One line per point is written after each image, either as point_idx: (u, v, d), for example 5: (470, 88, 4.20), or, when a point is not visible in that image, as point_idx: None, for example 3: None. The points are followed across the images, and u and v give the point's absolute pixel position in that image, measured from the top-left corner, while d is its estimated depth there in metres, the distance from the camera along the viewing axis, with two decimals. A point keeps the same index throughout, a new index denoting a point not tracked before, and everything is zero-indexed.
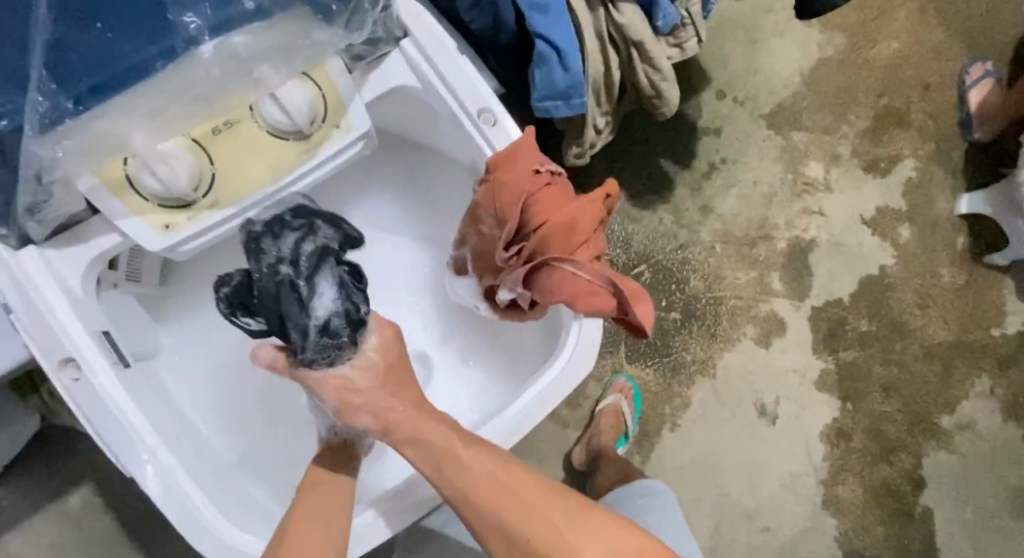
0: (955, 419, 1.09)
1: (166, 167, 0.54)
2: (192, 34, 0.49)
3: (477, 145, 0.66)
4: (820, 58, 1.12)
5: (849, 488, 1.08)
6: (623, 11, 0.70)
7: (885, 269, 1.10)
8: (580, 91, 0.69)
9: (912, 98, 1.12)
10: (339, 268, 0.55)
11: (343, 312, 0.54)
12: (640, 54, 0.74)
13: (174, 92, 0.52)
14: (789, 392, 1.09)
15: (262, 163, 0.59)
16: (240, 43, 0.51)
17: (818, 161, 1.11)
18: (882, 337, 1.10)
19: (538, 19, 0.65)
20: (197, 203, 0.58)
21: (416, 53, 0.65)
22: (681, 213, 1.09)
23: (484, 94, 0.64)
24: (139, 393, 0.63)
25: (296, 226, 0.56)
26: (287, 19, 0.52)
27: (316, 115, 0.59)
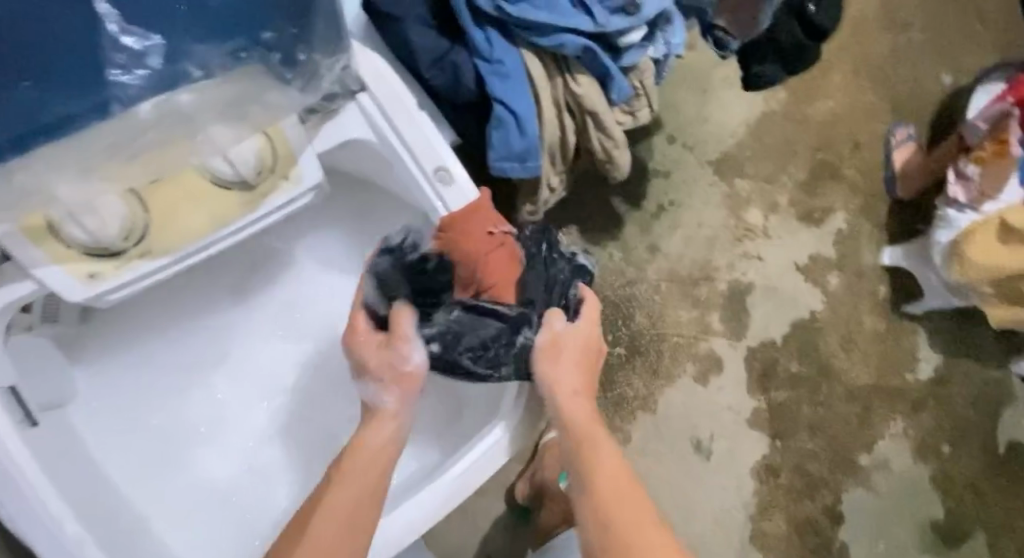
0: (872, 457, 1.16)
1: (95, 218, 0.53)
2: (128, 91, 0.45)
3: (430, 202, 0.66)
4: (764, 111, 1.17)
5: (776, 523, 1.12)
6: (580, 81, 0.68)
7: (815, 314, 1.16)
8: (536, 154, 0.69)
9: (845, 154, 1.19)
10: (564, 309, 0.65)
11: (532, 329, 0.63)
12: (595, 123, 0.72)
13: (109, 145, 0.49)
14: (723, 429, 1.13)
15: (201, 212, 0.59)
16: (186, 101, 0.50)
17: (758, 209, 1.16)
18: (809, 378, 1.16)
19: (498, 84, 0.65)
20: (127, 251, 0.57)
21: (374, 107, 0.65)
22: (630, 251, 1.12)
23: (441, 152, 0.65)
24: (50, 459, 0.59)
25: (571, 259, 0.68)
26: (246, 75, 0.52)
27: (264, 165, 0.60)
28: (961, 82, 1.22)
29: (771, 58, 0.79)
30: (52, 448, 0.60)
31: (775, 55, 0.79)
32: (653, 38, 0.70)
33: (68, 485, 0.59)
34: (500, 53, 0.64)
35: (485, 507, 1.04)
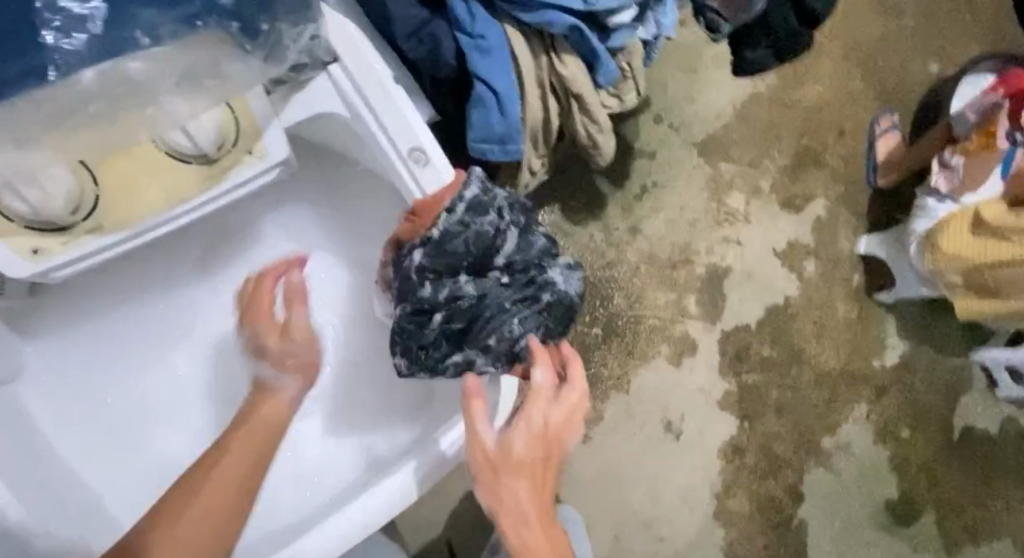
0: (835, 440, 1.20)
1: (37, 191, 0.50)
2: (62, 58, 0.42)
3: (404, 185, 0.63)
4: (752, 94, 1.16)
5: (739, 500, 1.16)
6: (566, 63, 0.66)
7: (789, 300, 1.18)
8: (517, 137, 0.66)
9: (828, 141, 1.19)
10: (533, 312, 0.63)
11: (489, 328, 0.62)
12: (579, 108, 0.70)
13: (47, 119, 0.47)
14: (694, 410, 1.14)
15: (157, 186, 0.57)
16: (134, 68, 0.47)
17: (740, 193, 1.16)
18: (780, 362, 1.18)
19: (479, 61, 0.61)
20: (75, 226, 0.55)
21: (346, 80, 0.62)
22: (611, 230, 1.11)
23: (417, 132, 0.62)
24: None
25: (553, 267, 0.65)
26: (203, 43, 0.50)
27: (226, 140, 0.57)
28: (947, 72, 1.22)
29: (763, 43, 0.76)
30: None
31: (769, 43, 0.76)
32: (643, 19, 0.68)
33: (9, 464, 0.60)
34: (482, 28, 0.61)
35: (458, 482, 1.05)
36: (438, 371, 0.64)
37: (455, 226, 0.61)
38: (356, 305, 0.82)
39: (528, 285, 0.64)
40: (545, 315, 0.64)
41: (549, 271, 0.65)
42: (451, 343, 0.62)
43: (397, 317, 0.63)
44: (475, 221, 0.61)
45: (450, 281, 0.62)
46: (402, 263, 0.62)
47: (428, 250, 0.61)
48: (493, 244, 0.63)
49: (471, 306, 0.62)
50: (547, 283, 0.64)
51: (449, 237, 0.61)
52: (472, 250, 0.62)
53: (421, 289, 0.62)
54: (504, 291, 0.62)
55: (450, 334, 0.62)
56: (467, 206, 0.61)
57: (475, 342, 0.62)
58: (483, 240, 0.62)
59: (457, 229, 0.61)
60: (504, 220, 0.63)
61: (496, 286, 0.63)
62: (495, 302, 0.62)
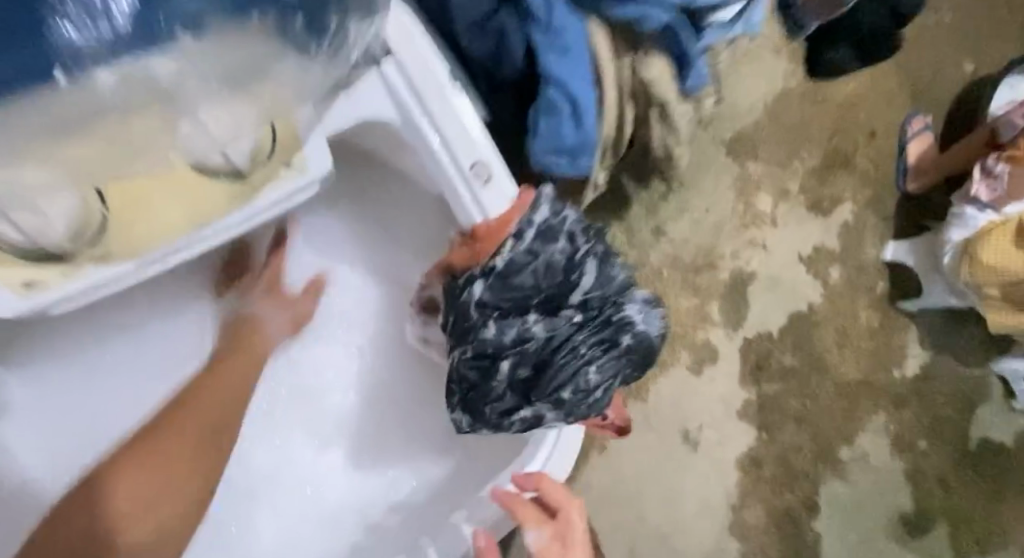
0: (852, 451, 1.17)
1: (34, 217, 0.44)
2: (74, 53, 0.34)
3: (460, 200, 0.60)
4: (784, 89, 1.10)
5: (754, 513, 1.12)
6: (653, 62, 0.63)
7: (813, 307, 1.14)
8: (589, 150, 0.63)
9: (859, 141, 1.14)
10: (608, 355, 0.61)
11: (559, 369, 0.60)
12: (659, 113, 0.67)
13: (50, 130, 0.37)
14: (712, 421, 1.10)
15: (179, 207, 0.51)
16: (169, 69, 0.39)
17: (767, 195, 1.11)
18: (800, 371, 1.14)
19: (556, 63, 0.58)
20: (79, 258, 0.50)
21: (401, 80, 0.57)
22: (634, 233, 1.05)
23: (478, 144, 0.58)
24: None
25: (633, 305, 0.62)
26: (247, 41, 0.42)
27: (261, 151, 0.51)
28: (982, 71, 1.17)
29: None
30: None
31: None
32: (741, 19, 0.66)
33: None
34: (562, 26, 0.57)
35: None
36: (501, 424, 0.62)
37: (523, 255, 0.59)
38: (389, 326, 0.85)
39: (603, 324, 0.61)
40: (623, 356, 0.61)
41: (625, 308, 0.62)
42: (519, 391, 0.60)
43: (458, 361, 0.61)
44: (545, 250, 0.59)
45: (517, 321, 0.60)
46: (463, 297, 0.61)
47: (492, 282, 0.59)
48: (566, 279, 0.60)
49: (541, 345, 0.60)
50: (624, 323, 0.61)
51: (515, 269, 0.59)
52: (541, 283, 0.60)
53: (484, 329, 0.60)
54: (577, 330, 0.60)
55: (518, 381, 0.60)
56: (536, 232, 0.59)
57: (544, 382, 0.60)
58: (552, 269, 0.60)
59: (524, 259, 0.59)
60: (577, 249, 0.61)
61: (569, 326, 0.60)
62: (566, 343, 0.60)
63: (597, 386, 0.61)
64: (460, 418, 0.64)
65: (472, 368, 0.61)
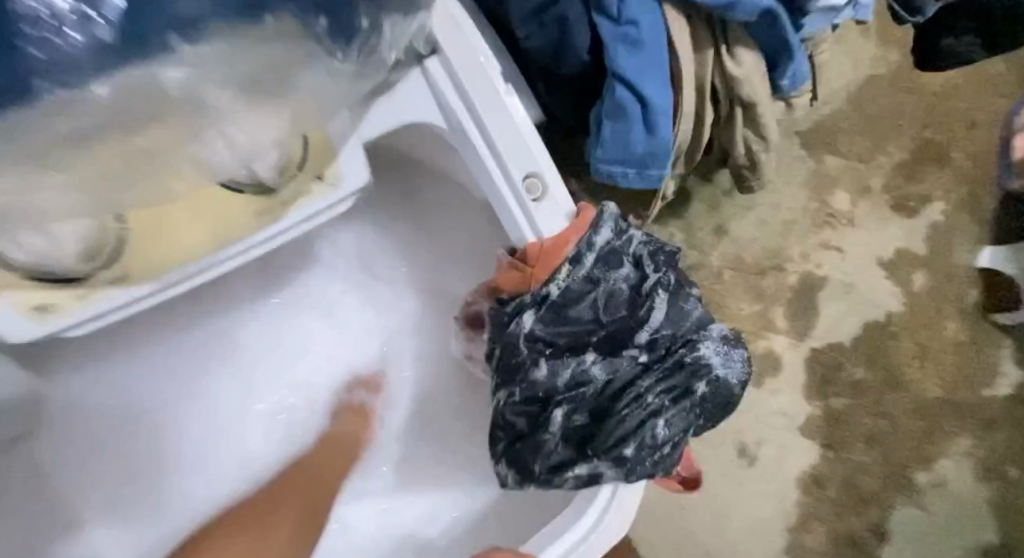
0: (930, 476, 1.06)
1: (43, 239, 0.42)
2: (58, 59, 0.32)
3: (511, 219, 0.52)
4: (870, 76, 0.99)
5: (816, 537, 1.03)
6: (741, 60, 0.51)
7: (891, 317, 1.03)
8: (663, 160, 0.51)
9: (956, 133, 1.02)
10: (676, 401, 0.50)
11: (617, 420, 0.49)
12: (743, 117, 0.55)
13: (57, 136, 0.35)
14: (772, 436, 1.02)
15: (199, 227, 0.47)
16: (175, 77, 0.36)
17: (846, 192, 1.00)
18: (874, 387, 1.04)
19: (624, 53, 0.47)
20: (94, 275, 0.47)
21: (446, 81, 0.51)
22: (695, 232, 0.97)
23: (535, 154, 0.51)
24: None
25: (713, 344, 0.51)
26: (269, 39, 0.38)
27: (289, 165, 0.47)
28: None
29: (967, 25, 0.58)
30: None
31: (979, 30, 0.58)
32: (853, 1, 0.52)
33: None
34: (631, 11, 0.47)
35: None
36: (553, 482, 0.52)
37: (580, 282, 0.50)
38: (425, 339, 0.80)
39: (675, 369, 0.50)
40: (696, 403, 0.50)
41: (702, 348, 0.51)
42: (573, 443, 0.50)
43: (502, 406, 0.52)
44: (607, 276, 0.51)
45: (573, 361, 0.50)
46: (510, 330, 0.51)
47: (544, 313, 0.50)
48: (632, 313, 0.51)
49: (597, 391, 0.50)
50: (700, 367, 0.50)
51: (571, 298, 0.50)
52: (601, 316, 0.50)
53: (533, 370, 0.50)
54: (643, 376, 0.50)
55: (572, 431, 0.50)
56: (597, 256, 0.50)
57: (598, 436, 0.50)
58: (613, 301, 0.51)
59: (582, 286, 0.50)
60: (644, 277, 0.51)
61: (634, 369, 0.50)
62: (631, 388, 0.50)
63: (666, 443, 0.50)
64: (504, 473, 0.54)
65: (520, 417, 0.52)
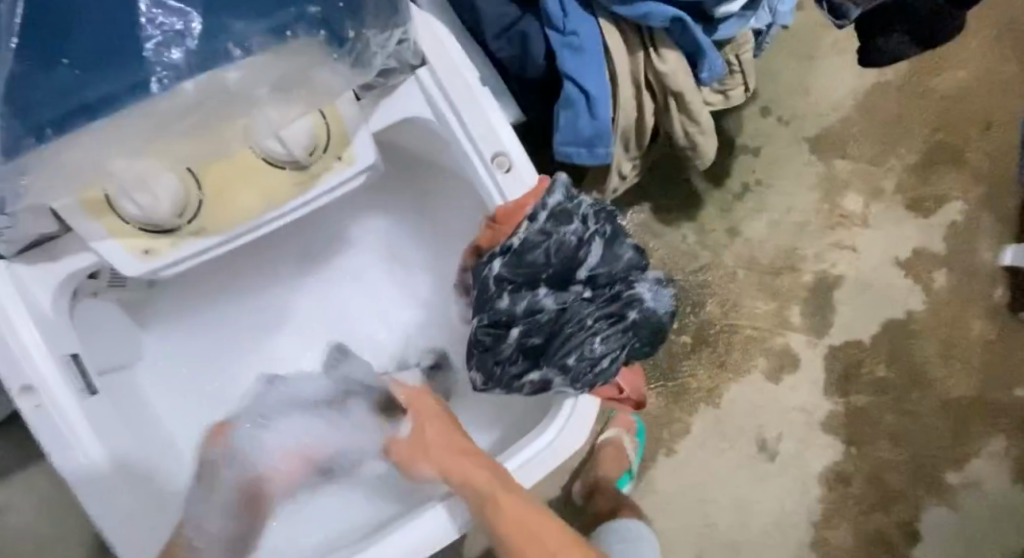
0: (963, 476, 1.05)
1: (148, 196, 0.50)
2: (166, 71, 0.44)
3: (487, 193, 0.59)
4: (877, 83, 1.04)
5: (841, 533, 1.05)
6: (666, 58, 0.62)
7: (912, 315, 1.05)
8: (607, 140, 0.62)
9: (971, 135, 1.04)
10: (612, 325, 0.60)
11: (566, 339, 0.59)
12: (678, 106, 0.65)
13: (156, 121, 0.47)
14: (792, 430, 1.05)
15: (254, 192, 0.54)
16: (235, 77, 0.47)
17: (858, 194, 1.04)
18: (898, 385, 1.05)
19: (569, 60, 0.59)
20: (180, 229, 0.53)
21: (433, 84, 0.59)
22: (707, 233, 1.03)
23: (503, 136, 0.58)
24: (110, 425, 0.56)
25: (640, 281, 0.62)
26: (296, 53, 0.49)
27: (317, 146, 0.55)
28: None
29: (900, 28, 0.67)
30: (111, 419, 0.57)
31: (906, 26, 0.67)
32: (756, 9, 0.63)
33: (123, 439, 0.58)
34: (573, 25, 0.59)
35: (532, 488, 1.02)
36: (514, 386, 0.61)
37: (536, 235, 0.58)
38: (441, 323, 0.79)
39: (612, 301, 0.61)
40: (627, 325, 0.61)
41: (636, 286, 0.61)
42: (528, 356, 0.60)
43: (474, 328, 0.61)
44: (557, 230, 0.58)
45: (528, 294, 0.59)
46: (482, 272, 0.60)
47: (508, 259, 0.58)
48: (575, 255, 0.59)
49: (550, 316, 0.59)
50: (633, 300, 0.61)
51: (530, 247, 0.58)
52: (553, 261, 0.59)
53: (498, 300, 0.59)
54: (587, 306, 0.60)
55: (528, 347, 0.60)
56: (549, 214, 0.58)
57: (549, 353, 0.59)
58: (563, 251, 0.59)
59: (537, 238, 0.58)
60: (588, 229, 0.60)
61: (578, 301, 0.60)
62: (576, 316, 0.59)
63: (605, 357, 0.60)
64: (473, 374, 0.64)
65: (485, 336, 0.60)
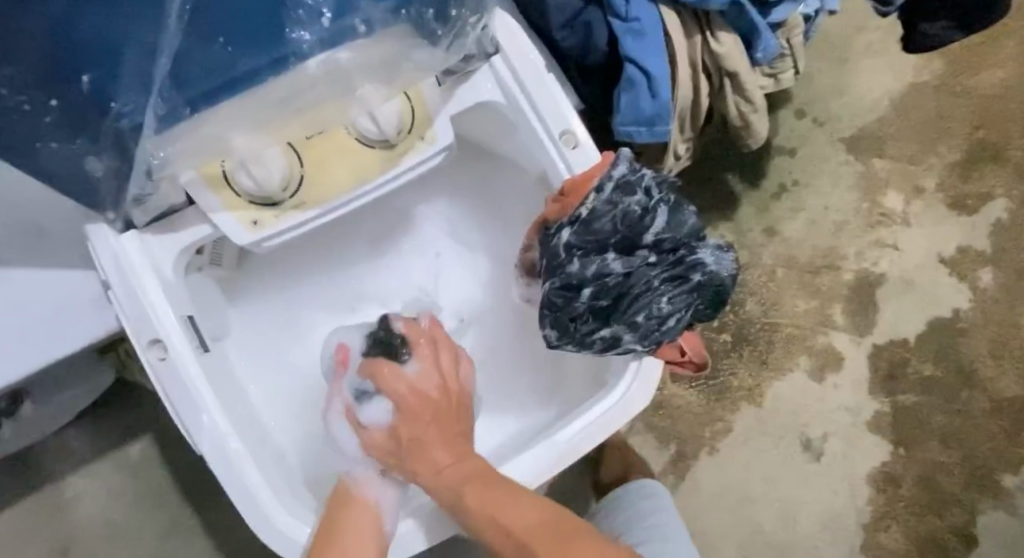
0: (1019, 479, 1.03)
1: (263, 170, 0.57)
2: (301, 49, 0.50)
3: (554, 166, 0.65)
4: (914, 84, 1.05)
5: (891, 537, 1.03)
6: (721, 39, 0.67)
7: (958, 313, 1.04)
8: (666, 118, 0.67)
9: (1012, 133, 1.05)
10: (679, 288, 0.63)
11: (633, 300, 0.63)
12: (733, 85, 0.71)
13: (278, 101, 0.54)
14: (837, 430, 1.04)
15: (348, 167, 0.61)
16: (346, 57, 0.53)
17: (897, 193, 1.05)
18: (946, 384, 1.04)
19: (631, 43, 0.64)
20: (284, 202, 0.60)
21: (506, 70, 0.64)
22: (745, 233, 1.05)
23: (569, 115, 0.63)
24: (216, 381, 0.64)
25: (704, 246, 0.64)
26: (395, 36, 0.54)
27: (404, 126, 0.61)
28: None
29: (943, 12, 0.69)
30: (215, 375, 0.64)
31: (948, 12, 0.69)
32: None
33: (227, 398, 0.64)
34: (635, 11, 0.63)
35: (573, 485, 1.03)
36: (585, 344, 0.64)
37: (604, 205, 0.62)
38: (499, 297, 0.85)
39: (676, 265, 0.63)
40: (693, 288, 0.64)
41: (699, 251, 0.64)
42: (598, 317, 0.63)
43: (546, 291, 0.64)
44: (623, 200, 0.62)
45: (597, 258, 0.63)
46: (552, 241, 0.64)
47: (577, 229, 0.62)
48: (641, 222, 0.62)
49: (618, 280, 0.63)
50: (696, 264, 0.63)
51: (597, 216, 0.62)
52: (620, 228, 0.62)
53: (569, 265, 0.63)
54: (652, 269, 0.63)
55: (597, 308, 0.63)
56: (615, 186, 0.62)
57: (618, 313, 0.63)
58: (630, 220, 0.62)
59: (605, 207, 0.62)
60: (653, 199, 0.63)
61: (644, 266, 0.63)
62: (642, 279, 0.63)
63: (670, 317, 0.63)
64: (546, 333, 0.66)
65: (555, 299, 0.64)
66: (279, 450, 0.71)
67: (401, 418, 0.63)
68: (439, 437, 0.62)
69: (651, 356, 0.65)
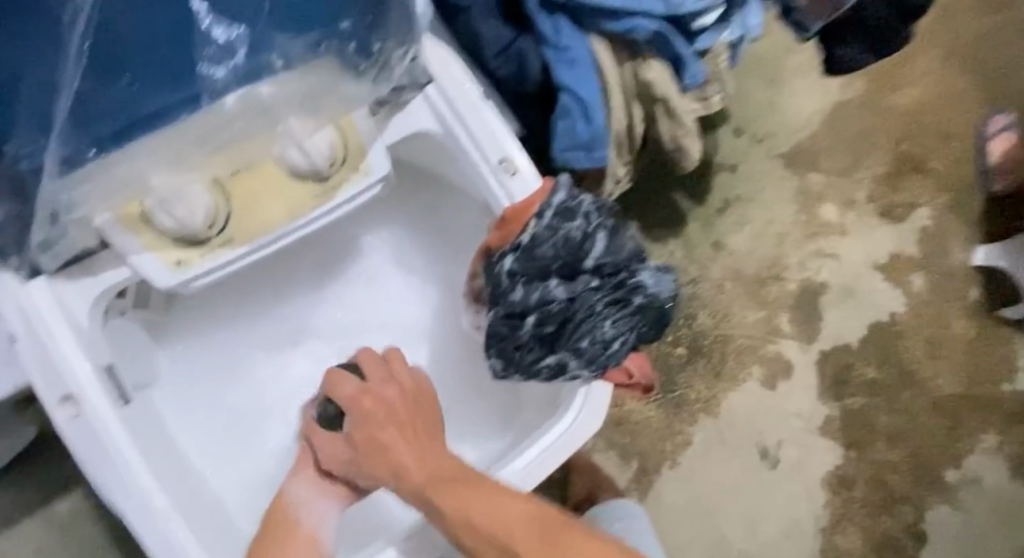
0: (961, 473, 1.07)
1: (184, 207, 0.52)
2: (216, 86, 0.49)
3: (496, 197, 0.63)
4: (840, 102, 1.11)
5: (849, 538, 1.05)
6: (652, 67, 0.68)
7: (895, 317, 1.09)
8: (603, 142, 0.68)
9: (930, 147, 1.11)
10: (619, 309, 0.64)
11: (576, 325, 0.63)
12: (665, 111, 0.73)
13: (197, 137, 0.52)
14: (792, 436, 1.07)
15: (280, 202, 0.56)
16: (266, 92, 0.53)
17: (832, 205, 1.10)
18: (889, 386, 1.08)
19: (567, 73, 0.64)
20: (210, 241, 0.55)
21: (441, 99, 0.64)
22: (693, 248, 1.07)
23: (508, 144, 0.62)
24: (139, 433, 0.60)
25: (643, 266, 0.65)
26: (321, 68, 0.54)
27: (338, 157, 0.56)
28: None
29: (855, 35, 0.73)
30: (136, 426, 0.60)
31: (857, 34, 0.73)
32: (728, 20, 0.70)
33: (152, 452, 0.60)
34: (567, 39, 0.63)
35: None
36: (533, 371, 0.64)
37: (545, 231, 0.61)
38: (449, 322, 0.83)
39: (617, 288, 0.64)
40: (632, 308, 0.65)
41: (639, 273, 0.64)
42: (543, 343, 0.64)
43: (491, 320, 0.64)
44: (563, 225, 0.61)
45: (540, 285, 0.62)
46: (494, 269, 0.63)
47: (519, 256, 0.62)
48: (582, 247, 0.62)
49: (561, 305, 0.63)
50: (637, 286, 0.64)
51: (539, 242, 0.61)
52: (561, 254, 0.62)
53: (512, 293, 0.62)
54: (595, 294, 0.63)
55: (542, 335, 0.63)
56: (556, 212, 0.61)
57: (563, 338, 0.63)
58: (571, 246, 0.62)
59: (546, 233, 0.61)
60: (593, 224, 0.63)
61: (586, 290, 0.63)
62: (585, 305, 0.63)
63: (615, 340, 0.64)
64: (492, 363, 0.66)
65: (501, 327, 0.63)
66: (215, 503, 0.67)
67: (354, 428, 0.61)
68: (399, 436, 0.58)
69: (599, 381, 0.64)
